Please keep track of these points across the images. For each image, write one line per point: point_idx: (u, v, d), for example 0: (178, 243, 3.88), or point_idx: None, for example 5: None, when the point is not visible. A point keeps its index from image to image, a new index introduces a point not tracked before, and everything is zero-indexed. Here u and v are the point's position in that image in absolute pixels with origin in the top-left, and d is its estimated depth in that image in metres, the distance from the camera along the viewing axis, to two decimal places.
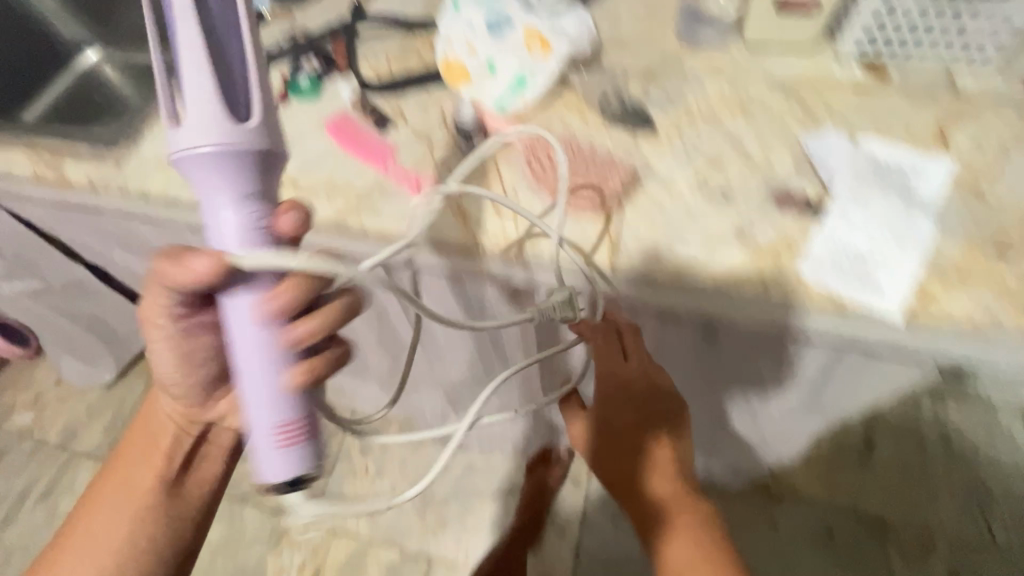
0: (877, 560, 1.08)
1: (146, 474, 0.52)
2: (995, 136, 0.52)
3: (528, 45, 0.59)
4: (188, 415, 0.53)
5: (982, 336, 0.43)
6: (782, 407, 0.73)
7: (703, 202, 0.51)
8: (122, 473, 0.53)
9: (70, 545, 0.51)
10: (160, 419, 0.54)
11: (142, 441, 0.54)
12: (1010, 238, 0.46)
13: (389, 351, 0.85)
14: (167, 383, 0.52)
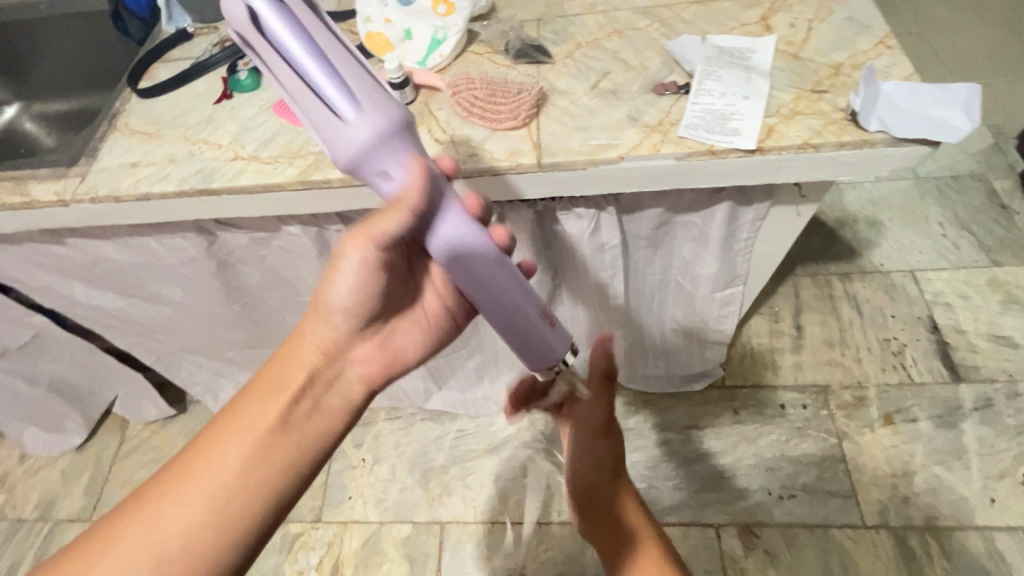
0: (822, 417, 1.25)
1: (278, 400, 0.52)
2: (804, 16, 0.68)
3: (437, 8, 0.72)
4: (331, 344, 0.55)
5: (817, 148, 0.58)
6: (710, 275, 0.87)
7: (599, 102, 0.64)
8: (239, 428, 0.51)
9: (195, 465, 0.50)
10: (313, 350, 0.55)
11: (285, 372, 0.54)
12: (825, 81, 0.61)
13: None
14: (329, 312, 0.54)
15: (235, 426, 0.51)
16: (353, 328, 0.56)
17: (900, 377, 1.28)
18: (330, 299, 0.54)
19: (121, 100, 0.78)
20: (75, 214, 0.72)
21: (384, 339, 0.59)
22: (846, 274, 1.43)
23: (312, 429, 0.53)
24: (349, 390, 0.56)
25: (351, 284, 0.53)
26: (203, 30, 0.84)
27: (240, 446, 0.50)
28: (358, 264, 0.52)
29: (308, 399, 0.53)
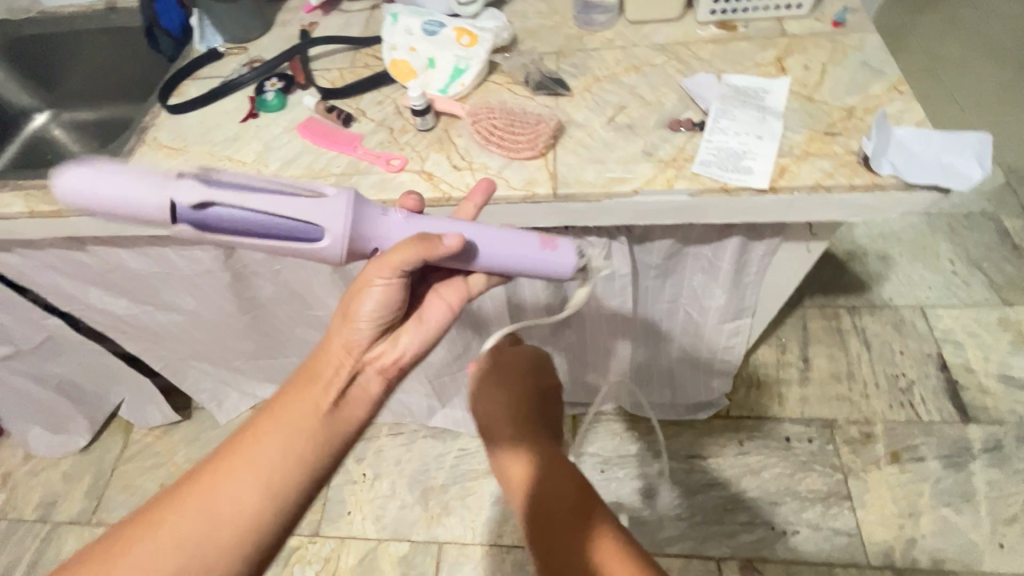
0: (827, 452, 1.24)
1: (310, 400, 0.52)
2: (819, 59, 0.69)
3: (461, 39, 0.74)
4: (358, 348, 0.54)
5: (829, 190, 0.59)
6: (719, 306, 0.87)
7: (615, 136, 0.66)
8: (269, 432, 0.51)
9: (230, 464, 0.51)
10: (336, 352, 0.54)
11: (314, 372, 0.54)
12: (838, 123, 0.63)
13: None
14: (349, 310, 0.54)
15: (270, 425, 0.52)
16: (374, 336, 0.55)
17: (908, 415, 1.27)
18: (357, 314, 0.53)
19: (151, 115, 0.81)
20: (102, 224, 0.74)
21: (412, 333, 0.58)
22: (854, 308, 1.42)
23: (342, 421, 0.54)
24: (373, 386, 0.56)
25: (379, 300, 0.53)
26: (233, 51, 0.87)
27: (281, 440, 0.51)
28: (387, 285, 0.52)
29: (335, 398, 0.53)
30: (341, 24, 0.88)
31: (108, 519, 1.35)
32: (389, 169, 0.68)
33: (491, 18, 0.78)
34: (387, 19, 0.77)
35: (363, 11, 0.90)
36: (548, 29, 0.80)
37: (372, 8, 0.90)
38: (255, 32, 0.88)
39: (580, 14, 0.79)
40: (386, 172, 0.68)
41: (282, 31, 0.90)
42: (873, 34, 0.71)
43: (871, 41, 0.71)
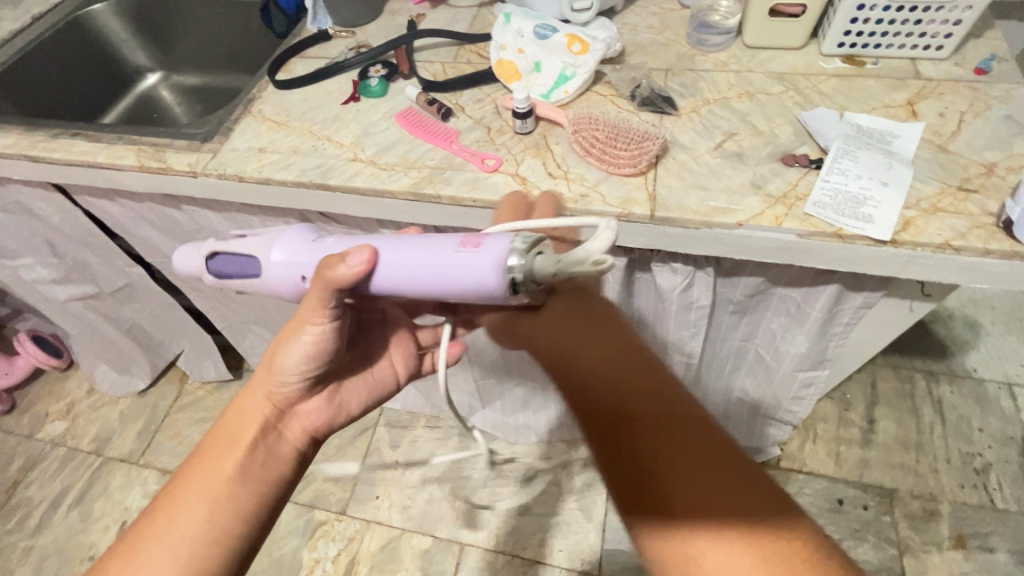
0: (883, 523, 1.15)
1: (228, 466, 0.52)
2: (957, 107, 0.64)
3: (571, 45, 0.73)
4: (280, 401, 0.55)
5: (958, 250, 0.54)
6: (798, 353, 0.82)
7: (722, 163, 0.63)
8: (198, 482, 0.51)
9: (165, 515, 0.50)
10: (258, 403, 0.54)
11: (239, 428, 0.53)
12: (975, 179, 0.58)
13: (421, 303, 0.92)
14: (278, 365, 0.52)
15: (192, 488, 0.51)
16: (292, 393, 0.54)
17: (980, 499, 1.16)
18: (279, 364, 0.52)
19: (259, 88, 0.84)
20: (201, 186, 0.77)
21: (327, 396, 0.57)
22: (933, 374, 1.31)
23: (267, 473, 0.53)
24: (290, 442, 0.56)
25: (302, 355, 0.52)
26: (342, 34, 0.89)
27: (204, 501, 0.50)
28: (316, 336, 0.50)
29: (254, 461, 0.53)
30: (447, 18, 0.89)
31: (154, 462, 1.41)
32: (482, 167, 0.67)
33: (602, 27, 0.76)
34: (500, 20, 0.77)
35: (472, 7, 0.90)
36: (659, 45, 0.77)
37: (479, 5, 0.90)
38: (363, 18, 0.90)
39: (694, 31, 0.76)
40: (479, 169, 0.67)
41: (390, 20, 0.91)
42: (1022, 86, 0.65)
43: (1020, 94, 0.65)
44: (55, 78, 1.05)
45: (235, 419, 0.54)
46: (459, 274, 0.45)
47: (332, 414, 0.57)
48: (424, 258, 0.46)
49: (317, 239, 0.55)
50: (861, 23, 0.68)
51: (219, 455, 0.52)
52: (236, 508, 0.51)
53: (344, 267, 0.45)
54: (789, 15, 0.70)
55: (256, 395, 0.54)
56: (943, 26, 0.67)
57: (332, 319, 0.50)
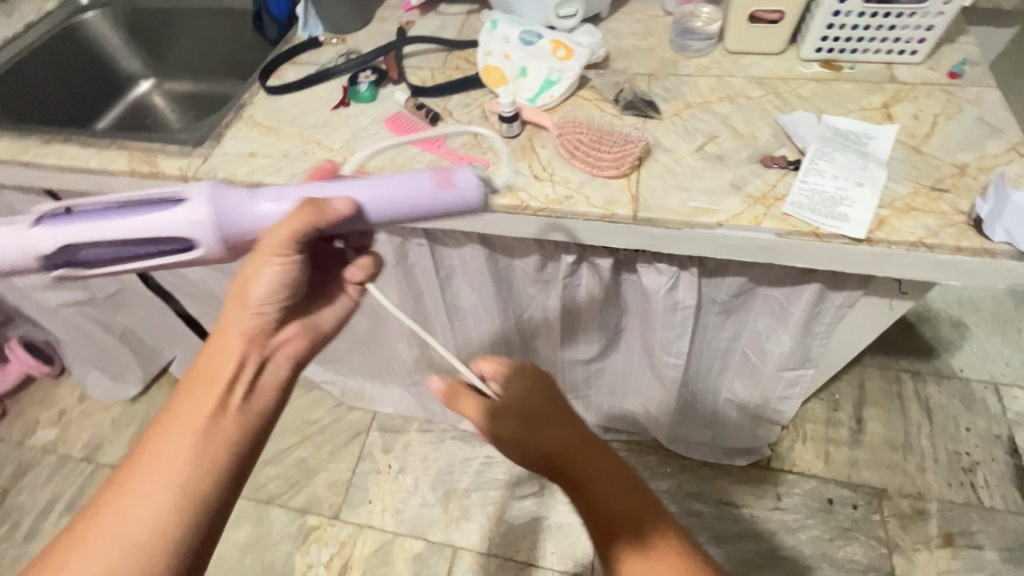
0: (872, 522, 1.16)
1: (214, 401, 0.51)
2: (930, 110, 0.66)
3: (556, 51, 0.75)
4: (257, 334, 0.54)
5: (931, 248, 0.55)
6: (783, 351, 0.83)
7: (703, 165, 0.64)
8: (182, 417, 0.50)
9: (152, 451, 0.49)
10: (235, 336, 0.53)
11: (219, 364, 0.52)
12: (947, 180, 0.59)
13: (412, 307, 0.92)
14: (249, 292, 0.52)
15: (177, 427, 0.50)
16: (268, 322, 0.54)
17: (967, 497, 1.17)
18: (249, 295, 0.52)
19: (249, 94, 0.85)
20: None
21: (302, 323, 0.58)
22: (920, 373, 1.33)
23: (251, 408, 0.53)
24: (273, 370, 0.55)
25: (269, 283, 0.51)
26: (333, 42, 0.91)
27: (193, 437, 0.49)
28: (281, 266, 0.51)
29: (239, 394, 0.52)
30: (435, 26, 0.90)
31: None
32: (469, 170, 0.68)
33: (587, 33, 0.78)
34: (487, 28, 0.78)
35: (460, 15, 0.91)
36: (643, 50, 0.79)
37: (468, 12, 0.92)
38: (353, 26, 0.91)
39: (677, 37, 0.78)
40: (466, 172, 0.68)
41: (380, 27, 0.92)
42: (994, 89, 0.67)
43: (991, 97, 0.66)
44: (46, 83, 1.06)
45: (208, 358, 0.53)
46: (439, 199, 0.51)
47: (307, 340, 0.58)
48: (406, 189, 0.51)
49: (256, 193, 0.54)
50: (838, 29, 0.70)
51: (201, 392, 0.51)
52: (224, 437, 0.51)
53: (336, 214, 0.49)
54: (769, 21, 0.72)
55: (235, 326, 0.53)
56: (917, 31, 0.69)
57: (298, 252, 0.51)
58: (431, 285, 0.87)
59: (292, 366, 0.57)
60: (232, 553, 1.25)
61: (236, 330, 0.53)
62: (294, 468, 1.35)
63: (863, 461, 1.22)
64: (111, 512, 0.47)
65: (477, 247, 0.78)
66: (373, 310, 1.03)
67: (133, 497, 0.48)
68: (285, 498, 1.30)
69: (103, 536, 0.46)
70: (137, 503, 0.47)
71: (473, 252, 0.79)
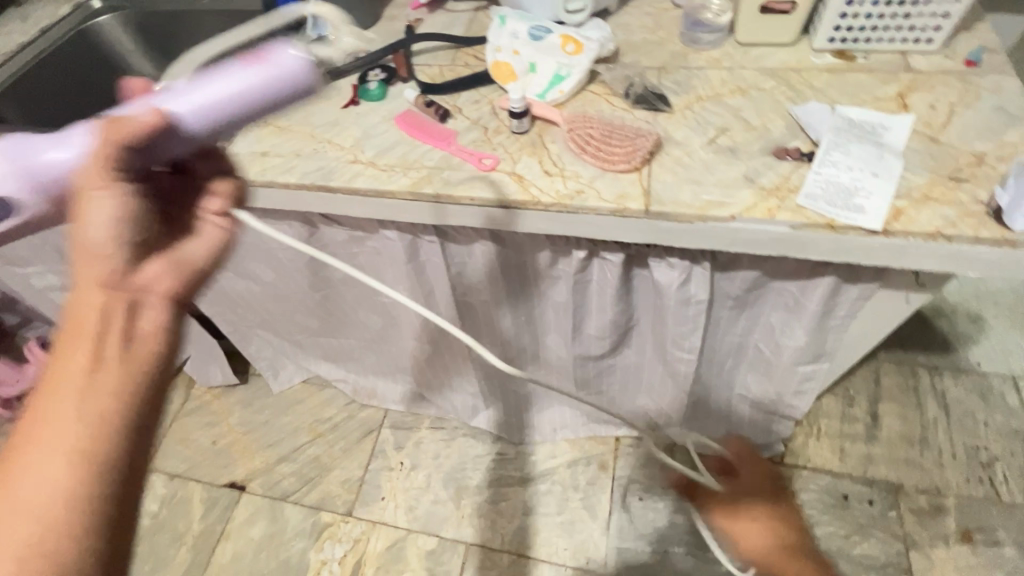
0: (889, 518, 1.15)
1: (85, 355, 0.39)
2: (947, 99, 0.65)
3: (565, 46, 0.74)
4: (111, 274, 0.40)
5: (949, 239, 0.55)
6: (797, 346, 0.83)
7: (716, 158, 0.64)
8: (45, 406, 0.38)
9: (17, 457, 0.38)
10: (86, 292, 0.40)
11: (87, 316, 0.40)
12: (965, 169, 0.58)
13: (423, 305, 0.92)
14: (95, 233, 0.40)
15: (37, 418, 0.38)
16: (125, 258, 0.41)
17: (986, 492, 1.16)
18: (85, 237, 0.40)
19: None
20: None
21: (171, 256, 0.44)
22: (936, 368, 1.31)
23: (122, 376, 0.39)
24: (150, 316, 0.42)
25: (108, 213, 0.41)
26: None
27: (75, 408, 0.38)
28: (118, 195, 0.41)
29: (110, 348, 0.39)
30: (444, 23, 0.90)
31: (162, 467, 1.42)
32: (480, 166, 0.68)
33: (596, 28, 0.78)
34: (495, 24, 0.78)
35: (468, 12, 0.91)
36: (653, 44, 0.78)
37: (476, 9, 0.92)
38: (362, 25, 0.92)
39: (687, 30, 0.77)
40: (477, 169, 0.68)
41: (388, 26, 0.92)
42: (1012, 77, 0.66)
43: (1010, 84, 0.65)
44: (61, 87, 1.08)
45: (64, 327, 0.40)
46: (262, 77, 0.45)
47: (188, 276, 0.45)
48: (227, 83, 0.45)
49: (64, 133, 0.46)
50: (851, 18, 0.69)
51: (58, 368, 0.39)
52: (108, 401, 0.39)
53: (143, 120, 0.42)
54: (781, 12, 0.71)
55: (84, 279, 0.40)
56: (932, 19, 0.67)
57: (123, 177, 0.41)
58: (442, 282, 0.88)
59: (173, 305, 0.43)
60: (248, 549, 1.26)
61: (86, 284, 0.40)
62: (308, 465, 1.36)
63: (879, 456, 1.21)
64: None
65: (488, 244, 0.78)
66: (385, 308, 1.03)
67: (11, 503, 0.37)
68: (299, 495, 1.32)
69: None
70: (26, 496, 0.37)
71: (484, 249, 0.79)
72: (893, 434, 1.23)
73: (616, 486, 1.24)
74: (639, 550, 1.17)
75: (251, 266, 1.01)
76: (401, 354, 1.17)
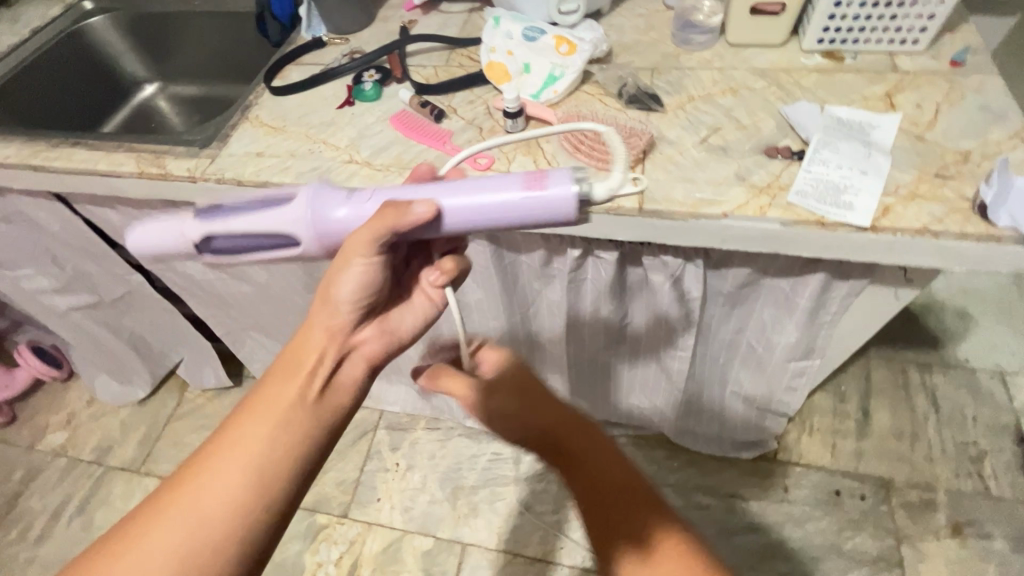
0: (881, 513, 1.16)
1: (292, 393, 0.48)
2: (932, 98, 0.66)
3: (558, 45, 0.75)
4: (344, 335, 0.51)
5: (936, 235, 0.56)
6: (789, 343, 0.84)
7: (707, 156, 0.65)
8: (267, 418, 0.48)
9: (224, 449, 0.47)
10: (319, 343, 0.50)
11: (303, 352, 0.50)
12: (951, 167, 0.60)
13: None
14: (338, 295, 0.49)
15: (257, 422, 0.48)
16: (354, 323, 0.51)
17: (976, 486, 1.17)
18: (334, 293, 0.49)
19: (255, 94, 0.86)
20: (200, 191, 0.78)
21: (381, 323, 0.53)
22: (925, 364, 1.33)
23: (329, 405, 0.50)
24: (349, 372, 0.51)
25: (359, 280, 0.49)
26: (336, 42, 0.91)
27: (267, 421, 0.47)
28: (368, 266, 0.48)
29: (318, 392, 0.49)
30: (437, 25, 0.91)
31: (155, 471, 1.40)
32: (474, 166, 0.69)
33: (589, 29, 0.79)
34: (490, 25, 0.79)
35: (462, 13, 0.92)
36: (645, 45, 0.79)
37: (470, 11, 0.92)
38: (355, 26, 0.92)
39: (679, 31, 0.78)
40: (471, 168, 0.69)
41: (383, 27, 0.93)
42: (996, 76, 0.67)
43: (993, 84, 0.67)
44: (51, 88, 1.07)
45: (293, 351, 0.50)
46: (534, 206, 0.49)
47: (390, 343, 0.53)
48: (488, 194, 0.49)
49: (348, 198, 0.57)
50: (839, 19, 0.70)
51: (294, 399, 0.48)
52: (302, 433, 0.48)
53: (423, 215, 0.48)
54: (770, 13, 0.73)
55: (327, 329, 0.50)
56: (918, 20, 0.69)
57: (381, 252, 0.49)
58: None
59: (370, 368, 0.53)
60: None
61: (322, 328, 0.50)
62: None
63: (870, 452, 1.23)
64: (187, 495, 0.46)
65: (484, 243, 0.78)
66: None
67: (207, 476, 0.46)
68: None
69: (188, 516, 0.45)
70: (214, 488, 0.46)
71: (479, 248, 0.80)
72: (883, 429, 1.25)
73: None
74: None
75: (245, 266, 1.01)
76: (395, 354, 1.17)
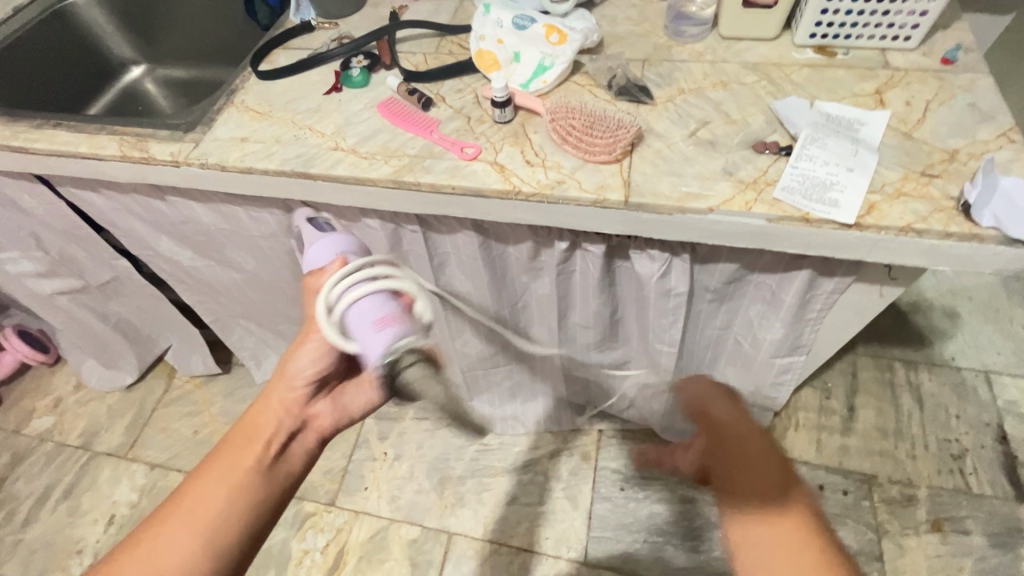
0: (862, 508, 1.18)
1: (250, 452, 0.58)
2: (923, 96, 0.66)
3: (549, 32, 0.74)
4: (294, 405, 0.65)
5: (920, 233, 0.56)
6: (775, 338, 0.84)
7: (695, 150, 0.64)
8: (218, 474, 0.56)
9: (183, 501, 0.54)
10: (274, 406, 0.63)
11: (254, 427, 0.60)
12: (937, 165, 0.59)
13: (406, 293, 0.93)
14: (284, 369, 0.66)
15: (209, 480, 0.56)
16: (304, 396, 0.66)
17: (957, 483, 1.19)
18: (291, 370, 0.65)
19: (241, 79, 0.84)
20: (184, 176, 0.78)
21: (333, 397, 0.70)
22: (912, 362, 1.34)
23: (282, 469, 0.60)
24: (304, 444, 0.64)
25: (312, 357, 0.66)
26: (323, 28, 0.90)
27: (212, 488, 0.55)
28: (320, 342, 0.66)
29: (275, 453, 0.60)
30: (431, 11, 0.89)
31: (143, 456, 1.40)
32: (460, 155, 0.68)
33: (581, 18, 0.78)
34: (480, 11, 0.78)
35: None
36: (638, 36, 0.78)
37: None
38: (345, 11, 0.90)
39: (672, 23, 0.78)
40: (457, 158, 0.68)
41: (373, 12, 0.91)
42: (986, 75, 0.67)
43: (985, 83, 0.66)
44: (37, 66, 1.05)
45: (256, 415, 0.61)
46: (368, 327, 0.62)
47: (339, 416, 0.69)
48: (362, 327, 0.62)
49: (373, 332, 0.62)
50: (832, 14, 0.69)
51: (237, 456, 0.58)
52: (252, 489, 0.56)
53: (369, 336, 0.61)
54: (763, 6, 0.72)
55: (276, 392, 0.64)
56: (911, 16, 0.68)
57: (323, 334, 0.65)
58: (426, 273, 0.87)
59: (318, 438, 0.67)
60: None
61: (275, 399, 0.64)
62: None
63: (854, 449, 1.24)
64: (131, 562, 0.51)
65: (471, 234, 0.78)
66: None
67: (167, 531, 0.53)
68: None
69: None
70: (158, 551, 0.52)
71: (467, 238, 0.80)
72: (867, 424, 1.26)
73: (597, 475, 1.26)
74: (619, 539, 1.19)
75: (229, 251, 0.99)
76: None
